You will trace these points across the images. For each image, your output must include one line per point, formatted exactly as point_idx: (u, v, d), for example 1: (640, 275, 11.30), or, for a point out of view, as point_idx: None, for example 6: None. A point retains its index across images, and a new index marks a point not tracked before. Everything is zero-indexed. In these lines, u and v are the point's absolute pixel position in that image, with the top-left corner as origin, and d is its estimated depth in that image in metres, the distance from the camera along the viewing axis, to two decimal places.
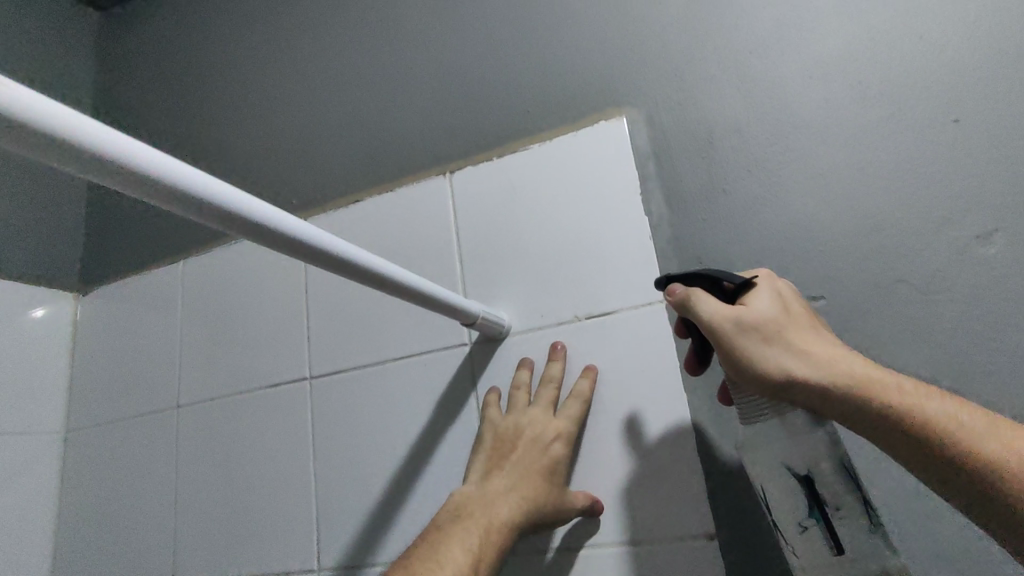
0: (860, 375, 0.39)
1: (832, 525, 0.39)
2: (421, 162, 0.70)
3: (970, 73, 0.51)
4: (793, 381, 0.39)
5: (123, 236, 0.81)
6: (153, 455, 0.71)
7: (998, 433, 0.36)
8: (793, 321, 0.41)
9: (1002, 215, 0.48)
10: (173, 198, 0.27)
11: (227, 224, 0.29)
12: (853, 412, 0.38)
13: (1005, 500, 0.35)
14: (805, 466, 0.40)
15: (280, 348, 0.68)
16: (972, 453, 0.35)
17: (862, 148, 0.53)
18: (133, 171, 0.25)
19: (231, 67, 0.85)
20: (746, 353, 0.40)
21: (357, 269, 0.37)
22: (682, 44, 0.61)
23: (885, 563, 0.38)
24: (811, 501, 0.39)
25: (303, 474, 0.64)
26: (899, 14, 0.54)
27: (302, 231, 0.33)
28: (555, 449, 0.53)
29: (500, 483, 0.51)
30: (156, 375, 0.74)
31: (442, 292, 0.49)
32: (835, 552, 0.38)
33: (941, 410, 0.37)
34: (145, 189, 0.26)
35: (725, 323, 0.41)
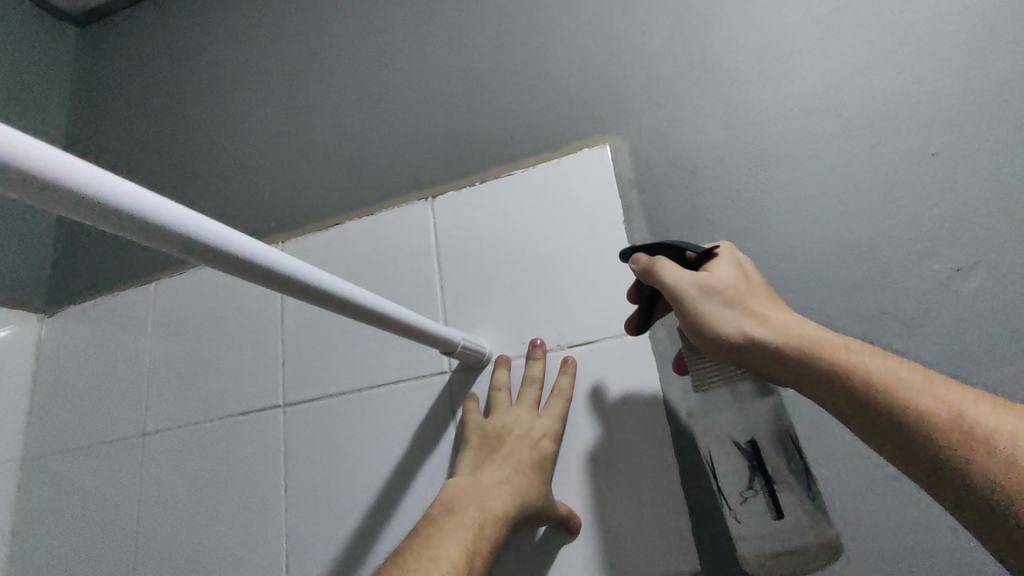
0: (811, 335, 0.39)
1: (773, 493, 0.41)
2: (404, 185, 0.69)
3: (945, 109, 0.52)
4: (742, 341, 0.40)
5: (92, 255, 0.79)
6: (114, 486, 0.68)
7: (935, 387, 0.35)
8: (753, 287, 0.43)
9: (981, 247, 0.48)
10: (146, 232, 0.25)
11: (197, 255, 0.27)
12: (802, 369, 0.38)
13: (934, 450, 0.34)
14: (751, 436, 0.42)
15: (252, 374, 0.66)
16: (913, 407, 0.35)
17: (843, 179, 0.53)
18: (103, 205, 0.24)
19: (213, 88, 0.85)
20: (702, 315, 0.42)
21: (334, 299, 0.36)
22: (665, 75, 0.61)
23: (820, 530, 0.40)
24: (756, 469, 0.42)
25: (273, 507, 0.61)
26: (876, 52, 0.55)
27: (277, 261, 0.31)
28: (542, 446, 0.53)
29: (490, 478, 0.50)
30: (122, 401, 0.70)
31: (421, 321, 0.48)
32: (775, 517, 0.41)
33: (886, 366, 0.37)
34: (115, 222, 0.24)
35: (686, 288, 0.43)
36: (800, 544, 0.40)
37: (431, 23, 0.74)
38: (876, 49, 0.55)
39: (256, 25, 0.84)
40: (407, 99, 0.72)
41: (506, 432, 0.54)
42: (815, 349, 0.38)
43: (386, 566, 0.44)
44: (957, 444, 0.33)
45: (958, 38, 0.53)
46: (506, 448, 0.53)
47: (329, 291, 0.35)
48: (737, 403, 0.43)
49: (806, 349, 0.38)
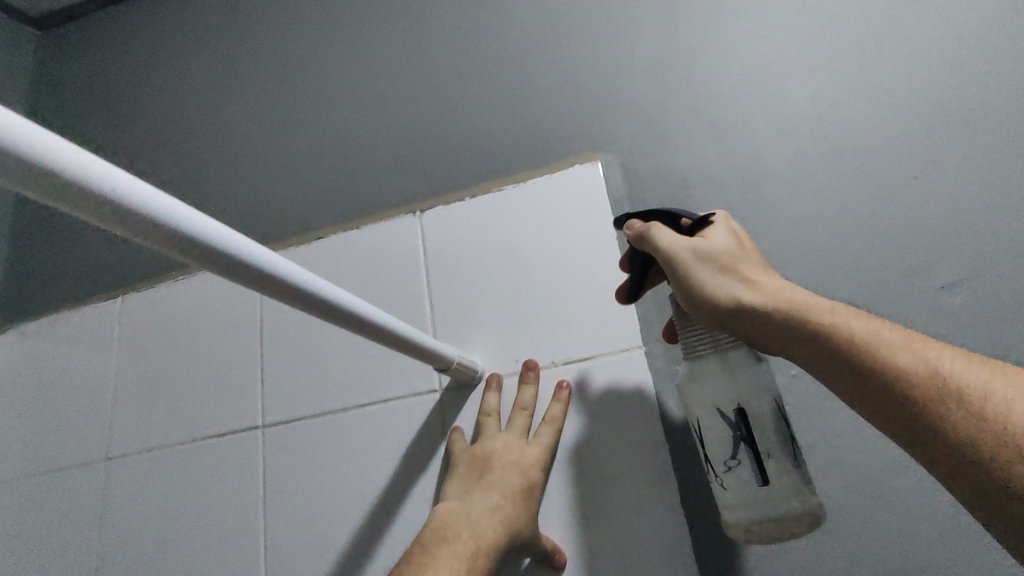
0: (801, 300, 0.39)
1: (760, 461, 0.40)
2: (391, 199, 0.67)
3: (925, 133, 0.54)
4: (734, 306, 0.39)
5: (49, 268, 0.74)
6: (71, 516, 0.63)
7: (916, 347, 0.36)
8: (747, 254, 0.42)
9: (964, 267, 0.50)
10: (137, 226, 0.23)
11: (220, 267, 0.27)
12: (790, 334, 0.38)
13: (914, 408, 0.34)
14: (739, 402, 0.41)
15: (229, 394, 0.63)
16: (897, 369, 0.35)
17: (830, 199, 0.55)
18: (93, 194, 0.21)
19: (187, 96, 0.81)
20: (695, 280, 0.41)
21: (343, 313, 0.36)
22: (655, 95, 0.62)
23: (805, 500, 0.39)
24: (743, 436, 0.40)
25: (251, 536, 0.57)
26: (858, 78, 0.57)
27: (295, 274, 0.31)
28: (531, 475, 0.51)
29: (478, 505, 0.48)
30: (83, 424, 0.66)
31: (421, 337, 0.47)
32: (761, 484, 0.39)
33: (868, 325, 0.37)
34: (104, 213, 0.22)
35: (680, 253, 0.42)
36: (786, 513, 0.39)
37: (418, 37, 0.73)
38: (859, 75, 0.57)
39: (233, 33, 0.82)
40: (394, 113, 0.71)
41: (494, 458, 0.52)
42: (804, 313, 0.38)
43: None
44: (933, 399, 0.34)
45: (935, 66, 0.56)
46: (494, 474, 0.51)
47: (320, 297, 0.33)
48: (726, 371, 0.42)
49: (794, 314, 0.38)
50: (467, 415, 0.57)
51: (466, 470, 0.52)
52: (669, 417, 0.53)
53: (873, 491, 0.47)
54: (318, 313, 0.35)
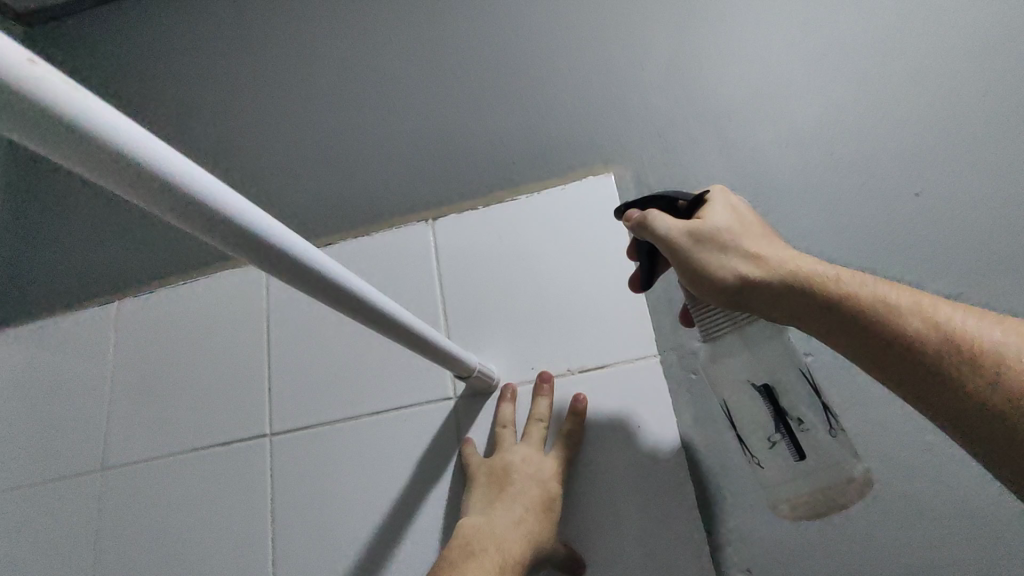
0: (807, 271, 0.38)
1: (797, 436, 0.41)
2: (401, 207, 0.67)
3: (926, 153, 0.57)
4: (745, 286, 0.39)
5: (33, 270, 0.70)
6: (63, 527, 0.60)
7: (924, 307, 0.36)
8: (747, 228, 0.41)
9: (965, 280, 0.53)
10: (168, 199, 0.21)
11: (269, 262, 0.26)
12: (801, 309, 0.38)
13: (934, 368, 0.34)
14: (766, 378, 0.42)
15: (235, 401, 0.61)
16: (909, 335, 0.35)
17: (837, 214, 0.57)
18: (128, 161, 0.20)
19: (174, 88, 0.77)
20: (700, 264, 0.40)
21: (376, 315, 0.35)
22: (666, 109, 0.64)
23: (843, 462, 0.41)
24: (775, 413, 0.42)
25: (258, 546, 0.56)
26: (863, 97, 0.60)
27: (338, 273, 0.30)
28: (552, 488, 0.51)
29: (501, 519, 0.49)
30: (76, 431, 0.63)
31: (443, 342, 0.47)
32: (799, 460, 0.41)
33: (876, 291, 0.37)
34: (136, 183, 0.20)
35: (679, 238, 0.40)
36: (830, 482, 0.41)
37: (426, 39, 0.72)
38: (862, 95, 0.60)
39: (226, 27, 0.79)
40: (401, 118, 0.70)
41: (513, 469, 0.52)
42: (813, 285, 0.38)
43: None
44: (950, 357, 0.34)
45: (936, 88, 0.58)
46: (515, 485, 0.51)
47: (358, 297, 0.33)
48: (749, 348, 0.42)
49: (803, 286, 0.38)
50: (482, 425, 0.57)
51: (486, 483, 0.52)
52: (686, 425, 0.54)
53: (884, 495, 0.49)
54: (353, 315, 0.34)
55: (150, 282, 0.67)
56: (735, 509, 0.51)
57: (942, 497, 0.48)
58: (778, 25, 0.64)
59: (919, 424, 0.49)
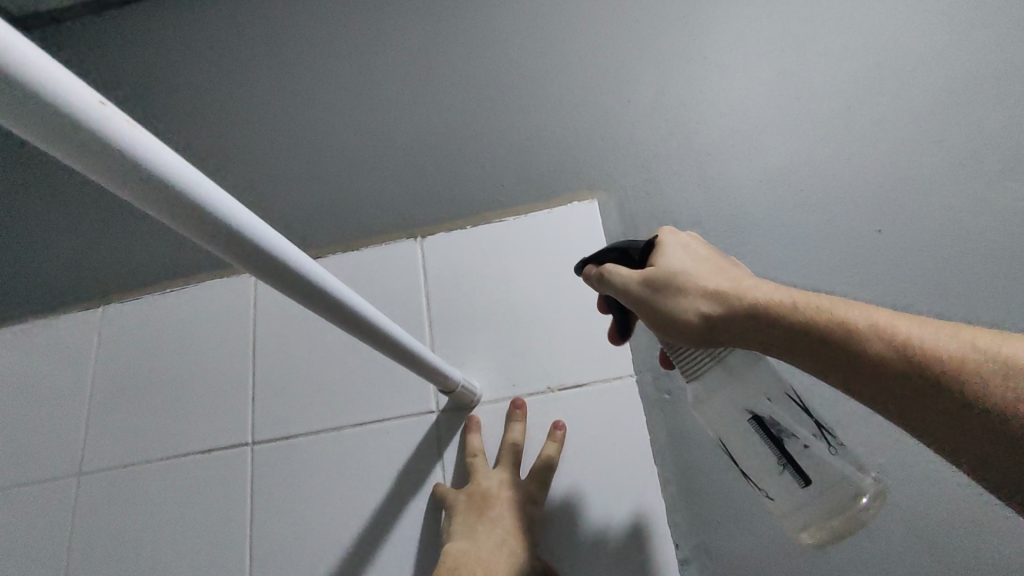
0: (766, 301, 0.40)
1: (796, 461, 0.42)
2: (390, 223, 0.69)
3: (888, 193, 0.61)
4: (711, 326, 0.41)
5: (16, 273, 0.70)
6: (34, 532, 0.59)
7: (883, 324, 0.38)
8: (701, 267, 0.43)
9: (922, 313, 0.57)
10: (192, 218, 0.24)
11: (270, 271, 0.28)
12: (769, 338, 0.40)
13: (901, 382, 0.36)
14: (752, 409, 0.43)
15: (217, 409, 0.62)
16: (872, 355, 0.37)
17: (806, 246, 0.61)
18: (163, 184, 0.22)
19: (169, 99, 0.79)
20: (663, 310, 0.42)
21: (364, 325, 0.37)
22: (648, 142, 0.67)
23: (852, 479, 0.42)
24: (770, 443, 0.43)
25: (235, 553, 0.56)
26: (831, 139, 0.64)
27: (330, 284, 0.32)
28: (530, 511, 0.53)
29: (484, 542, 0.50)
30: (52, 435, 0.63)
31: (428, 354, 0.48)
32: (803, 483, 0.42)
33: (835, 315, 0.39)
34: (166, 203, 0.23)
35: (637, 289, 0.43)
36: (842, 502, 0.42)
37: (422, 62, 0.74)
38: (831, 137, 0.64)
39: (222, 41, 0.80)
40: (394, 137, 0.72)
41: (493, 493, 0.53)
42: (773, 315, 0.39)
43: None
44: (915, 369, 0.36)
45: (898, 134, 0.63)
46: (495, 509, 0.52)
47: (348, 307, 0.35)
48: (734, 380, 0.43)
49: (765, 317, 0.40)
50: (456, 453, 0.58)
51: (464, 508, 0.53)
52: (659, 444, 0.56)
53: None
54: (341, 324, 0.36)
55: (138, 287, 0.68)
56: (703, 524, 0.53)
57: (896, 517, 0.51)
58: (754, 68, 0.68)
59: (874, 447, 0.53)
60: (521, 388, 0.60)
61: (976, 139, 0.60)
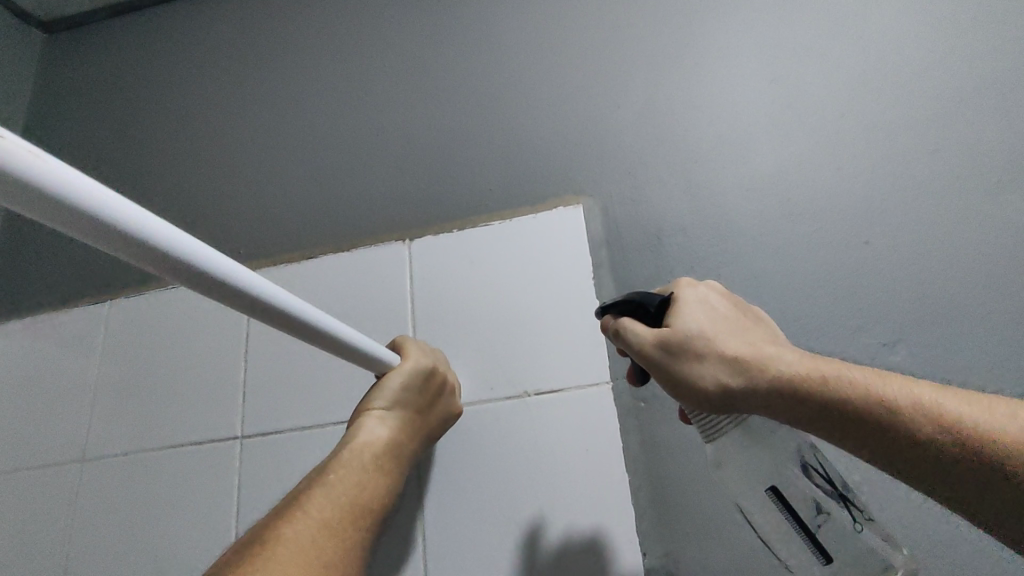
0: (788, 371, 0.39)
1: (818, 537, 0.40)
2: (380, 226, 0.70)
3: (877, 202, 0.60)
4: (730, 394, 0.40)
5: (40, 270, 0.75)
6: (43, 513, 0.63)
7: (931, 402, 0.36)
8: (720, 327, 0.43)
9: (906, 329, 0.55)
10: (104, 235, 0.25)
11: (197, 283, 0.30)
12: (794, 412, 0.39)
13: (953, 465, 0.35)
14: (773, 482, 0.41)
15: (210, 403, 0.64)
16: (913, 433, 0.36)
17: (791, 256, 0.60)
18: (66, 206, 0.24)
19: (179, 100, 0.82)
20: (681, 376, 0.42)
21: (308, 328, 0.39)
22: (637, 149, 0.67)
23: (876, 553, 0.40)
24: (791, 516, 0.41)
25: (221, 542, 0.59)
26: (821, 146, 0.63)
27: (263, 289, 0.34)
28: (437, 430, 0.57)
29: (400, 438, 0.54)
30: (62, 422, 0.67)
31: (379, 351, 0.51)
32: (825, 561, 0.40)
33: (878, 390, 0.37)
34: (77, 224, 0.24)
35: (654, 351, 0.43)
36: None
37: (416, 66, 0.76)
38: (823, 146, 0.63)
39: (229, 47, 0.83)
40: (388, 139, 0.73)
41: (435, 399, 0.57)
42: (798, 388, 0.38)
43: (302, 504, 0.47)
44: (970, 451, 0.35)
45: (890, 141, 0.61)
46: (426, 413, 0.56)
47: (288, 313, 0.37)
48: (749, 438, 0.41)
49: (790, 387, 0.39)
50: (405, 344, 0.58)
51: (402, 403, 0.55)
52: (633, 453, 0.57)
53: None
54: (285, 330, 0.38)
55: (144, 284, 0.71)
56: (673, 534, 0.53)
57: None
58: (747, 76, 0.67)
59: (847, 464, 0.52)
60: (498, 392, 0.60)
61: (972, 151, 0.59)
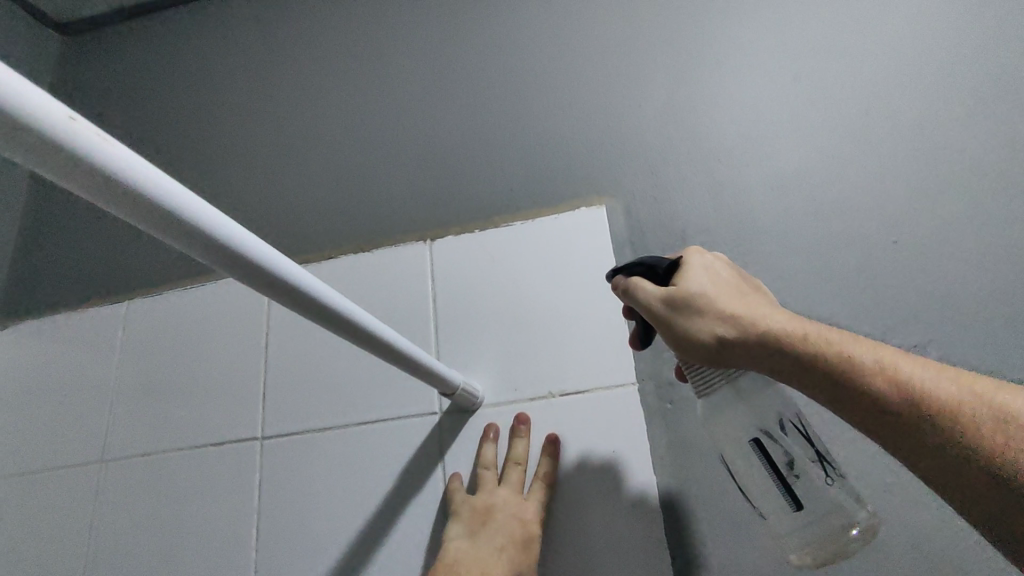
0: (779, 329, 0.39)
1: (793, 487, 0.41)
2: (401, 226, 0.69)
3: (905, 202, 0.59)
4: (720, 345, 0.40)
5: (56, 268, 0.74)
6: (60, 513, 0.63)
7: (901, 367, 0.36)
8: (723, 289, 0.42)
9: (937, 330, 0.55)
10: (172, 228, 0.24)
11: (267, 287, 0.29)
12: (776, 367, 0.39)
13: (907, 426, 0.34)
14: (755, 432, 0.42)
15: (230, 404, 0.64)
16: (869, 390, 0.36)
17: (818, 255, 0.59)
18: (136, 195, 0.23)
19: (198, 101, 0.82)
20: (679, 329, 0.42)
21: (364, 332, 0.38)
22: (659, 149, 0.66)
23: (844, 509, 0.41)
24: (768, 464, 0.42)
25: (242, 544, 0.58)
26: (846, 146, 0.62)
27: (327, 294, 0.34)
28: (530, 527, 0.52)
29: (499, 538, 0.51)
30: (81, 422, 0.66)
31: (434, 363, 0.50)
32: (796, 508, 0.41)
33: (853, 351, 0.37)
34: (160, 224, 0.24)
35: (656, 305, 0.43)
36: (834, 534, 0.41)
37: (437, 67, 0.75)
38: (848, 146, 0.62)
39: (248, 48, 0.83)
40: (408, 140, 0.73)
41: (496, 504, 0.53)
42: (783, 344, 0.38)
43: None
44: (926, 416, 0.34)
45: (917, 142, 0.61)
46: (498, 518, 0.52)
47: (349, 319, 0.36)
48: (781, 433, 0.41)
49: (775, 345, 0.39)
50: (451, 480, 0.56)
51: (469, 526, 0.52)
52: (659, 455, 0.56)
53: None
54: (343, 334, 0.37)
55: (163, 283, 0.71)
56: (702, 538, 0.52)
57: (900, 541, 0.49)
58: (769, 76, 0.67)
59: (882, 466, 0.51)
60: (522, 393, 0.59)
61: (1001, 151, 0.58)
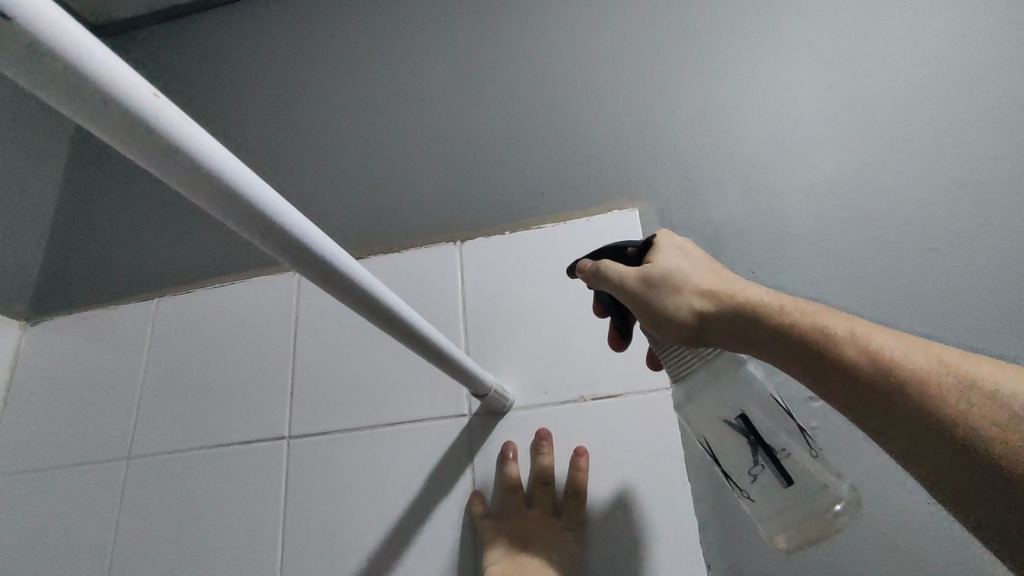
0: (755, 302, 0.39)
1: (780, 462, 0.41)
2: (431, 228, 0.69)
3: (944, 209, 0.58)
4: (700, 321, 0.40)
5: (87, 267, 0.75)
6: (87, 509, 0.62)
7: (869, 336, 0.36)
8: (698, 268, 0.43)
9: (979, 338, 0.53)
10: (242, 212, 0.24)
11: (325, 280, 0.29)
12: (754, 339, 0.39)
13: (876, 392, 0.35)
14: (741, 410, 0.42)
15: (258, 403, 0.63)
16: (843, 360, 0.36)
17: (855, 262, 0.58)
18: (212, 180, 0.22)
19: (230, 103, 0.83)
20: (657, 306, 0.41)
21: (410, 331, 0.38)
22: (692, 153, 0.66)
23: (827, 485, 0.40)
24: (754, 440, 0.42)
25: (268, 544, 0.57)
26: (881, 153, 0.62)
27: (378, 290, 0.33)
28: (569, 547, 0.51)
29: (538, 556, 0.50)
30: (110, 418, 0.66)
31: (471, 364, 0.49)
32: (784, 484, 0.41)
33: (825, 322, 0.38)
34: (233, 210, 0.24)
35: (633, 284, 0.43)
36: (815, 510, 0.40)
37: (468, 71, 0.76)
38: (883, 153, 0.62)
39: (280, 52, 0.84)
40: (439, 142, 0.73)
41: (529, 526, 0.52)
42: (761, 316, 0.39)
43: None
44: (895, 381, 0.35)
45: (954, 149, 0.60)
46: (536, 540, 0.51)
47: (397, 316, 0.36)
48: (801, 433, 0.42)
49: (754, 317, 0.39)
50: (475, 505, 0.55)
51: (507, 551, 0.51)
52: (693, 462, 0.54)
53: (881, 543, 0.49)
54: (390, 331, 0.37)
55: (193, 282, 0.71)
56: (737, 547, 0.51)
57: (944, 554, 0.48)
58: (802, 82, 0.66)
59: None
60: (553, 396, 0.58)
61: None
